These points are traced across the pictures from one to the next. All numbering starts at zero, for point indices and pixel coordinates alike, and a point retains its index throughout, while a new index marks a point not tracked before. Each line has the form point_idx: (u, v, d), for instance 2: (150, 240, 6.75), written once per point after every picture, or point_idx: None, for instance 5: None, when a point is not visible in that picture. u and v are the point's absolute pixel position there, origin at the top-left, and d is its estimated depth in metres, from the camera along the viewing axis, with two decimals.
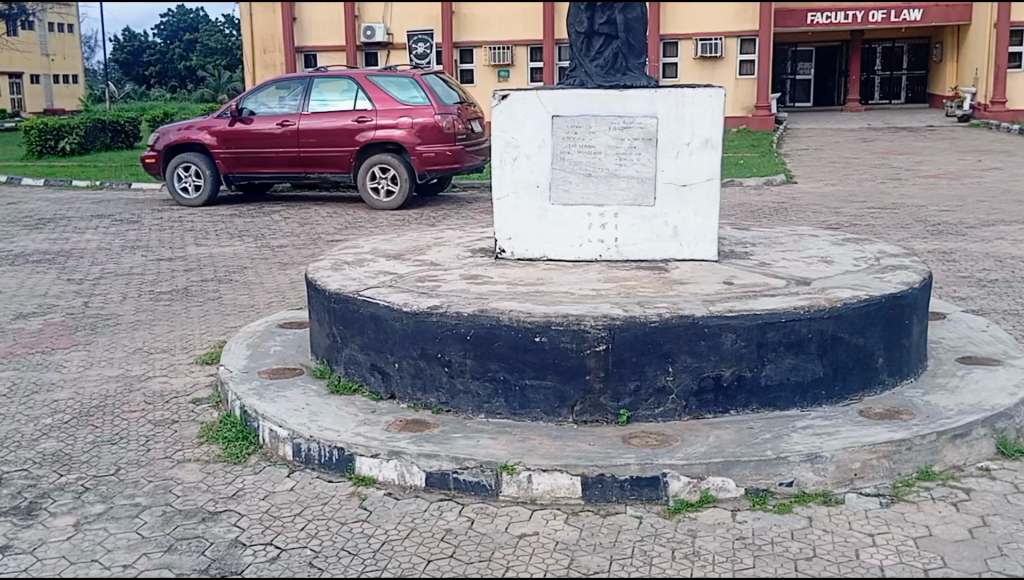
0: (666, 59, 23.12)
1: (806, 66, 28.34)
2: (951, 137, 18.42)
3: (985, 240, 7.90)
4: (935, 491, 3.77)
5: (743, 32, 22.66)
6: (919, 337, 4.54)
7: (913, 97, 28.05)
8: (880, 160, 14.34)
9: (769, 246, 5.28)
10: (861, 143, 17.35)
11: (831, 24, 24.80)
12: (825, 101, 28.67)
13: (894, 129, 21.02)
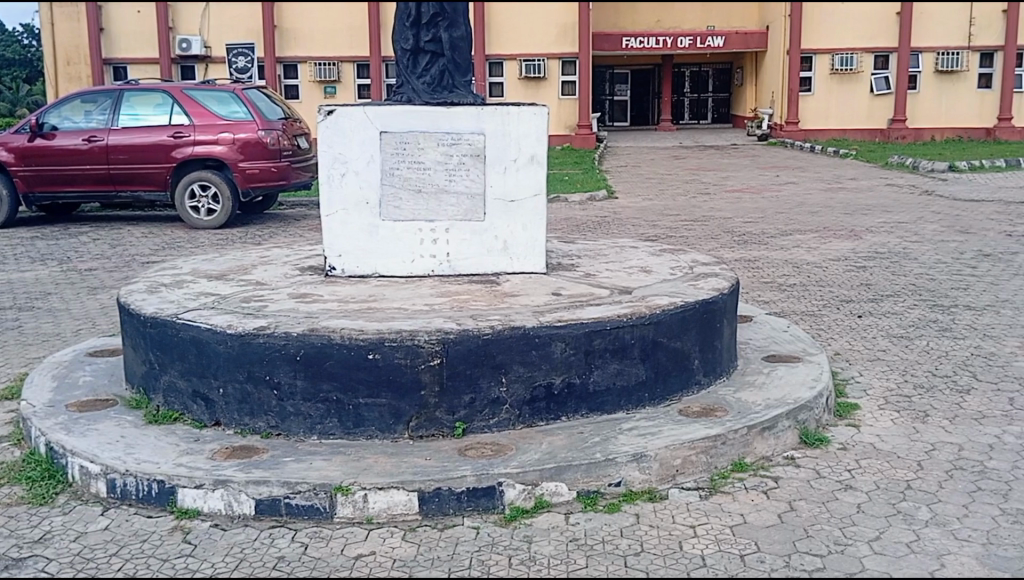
0: (491, 79, 23.56)
1: (623, 88, 29.68)
2: (753, 155, 19.81)
3: (784, 248, 8.55)
4: (748, 481, 4.05)
5: (563, 54, 23.40)
6: (729, 338, 4.85)
7: (718, 118, 30.00)
8: (690, 176, 15.24)
9: (593, 258, 5.49)
10: (674, 160, 18.34)
11: (644, 48, 26.11)
12: (641, 121, 30.11)
13: (703, 148, 22.38)
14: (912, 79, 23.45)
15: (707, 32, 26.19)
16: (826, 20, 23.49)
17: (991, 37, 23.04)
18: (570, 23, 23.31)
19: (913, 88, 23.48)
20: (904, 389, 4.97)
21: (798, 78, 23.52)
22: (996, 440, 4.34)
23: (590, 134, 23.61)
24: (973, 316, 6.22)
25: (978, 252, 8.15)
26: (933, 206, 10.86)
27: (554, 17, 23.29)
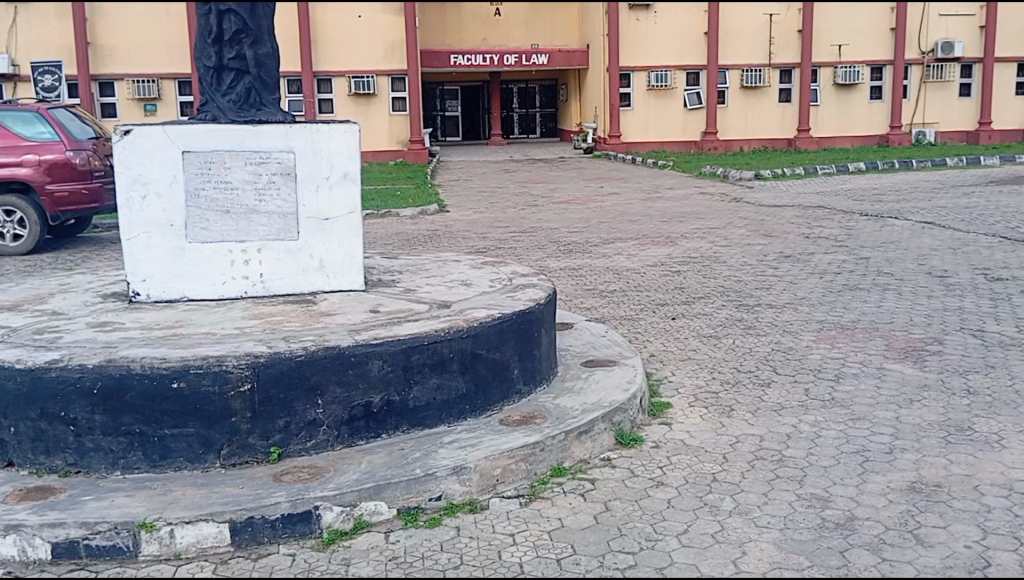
0: (320, 95, 23.31)
1: (454, 103, 30.00)
2: (581, 167, 20.43)
3: (606, 255, 8.86)
4: (566, 485, 4.15)
5: (393, 70, 23.37)
6: (548, 346, 4.97)
7: (547, 131, 30.79)
8: (520, 189, 15.53)
9: (414, 273, 5.50)
10: (505, 174, 18.67)
11: (472, 66, 26.54)
12: (473, 136, 30.58)
13: (533, 161, 22.93)
14: (721, 94, 24.75)
15: (531, 50, 26.92)
16: (641, 38, 24.39)
17: (789, 55, 24.61)
18: (397, 40, 23.33)
19: (722, 102, 24.78)
20: (712, 385, 5.26)
21: (618, 94, 24.37)
22: (791, 429, 4.67)
23: (422, 150, 23.60)
24: (773, 313, 6.67)
25: (779, 254, 8.72)
26: (740, 212, 11.54)
27: (381, 34, 23.25)
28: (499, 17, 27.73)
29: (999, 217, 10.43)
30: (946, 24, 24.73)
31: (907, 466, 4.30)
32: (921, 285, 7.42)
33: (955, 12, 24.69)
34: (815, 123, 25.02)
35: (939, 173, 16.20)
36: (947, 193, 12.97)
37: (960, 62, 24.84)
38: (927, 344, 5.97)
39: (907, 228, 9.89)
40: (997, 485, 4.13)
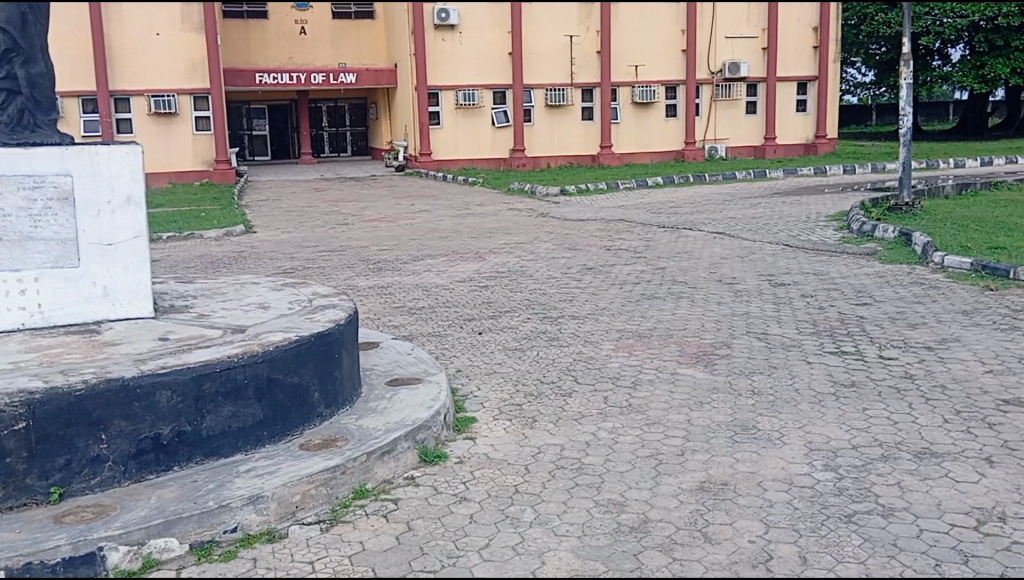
0: (118, 115, 22.21)
1: (262, 122, 29.30)
2: (393, 185, 20.41)
3: (415, 272, 8.88)
4: (369, 507, 4.09)
5: (194, 89, 22.57)
6: (350, 367, 4.91)
7: (357, 150, 30.65)
8: (330, 208, 15.29)
9: (209, 297, 5.31)
10: (315, 193, 18.34)
11: (278, 84, 26.00)
12: (282, 154, 29.98)
13: (346, 179, 22.71)
14: (528, 112, 25.48)
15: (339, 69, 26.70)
16: (450, 59, 24.66)
17: (590, 74, 25.67)
18: (197, 59, 22.54)
19: (529, 120, 25.52)
20: (515, 399, 5.45)
21: (427, 112, 24.54)
22: (592, 437, 4.89)
23: (229, 169, 22.89)
24: (576, 324, 6.99)
25: (583, 266, 9.03)
26: (547, 227, 11.86)
27: (180, 52, 22.38)
28: (305, 36, 27.29)
29: (782, 226, 11.25)
30: (732, 45, 26.40)
31: (697, 466, 4.56)
32: (711, 291, 7.91)
33: (739, 34, 26.39)
34: (616, 139, 26.15)
35: (732, 186, 17.31)
36: (737, 204, 13.86)
37: (746, 82, 26.64)
38: (716, 347, 6.44)
39: (700, 238, 10.49)
40: (779, 479, 4.42)
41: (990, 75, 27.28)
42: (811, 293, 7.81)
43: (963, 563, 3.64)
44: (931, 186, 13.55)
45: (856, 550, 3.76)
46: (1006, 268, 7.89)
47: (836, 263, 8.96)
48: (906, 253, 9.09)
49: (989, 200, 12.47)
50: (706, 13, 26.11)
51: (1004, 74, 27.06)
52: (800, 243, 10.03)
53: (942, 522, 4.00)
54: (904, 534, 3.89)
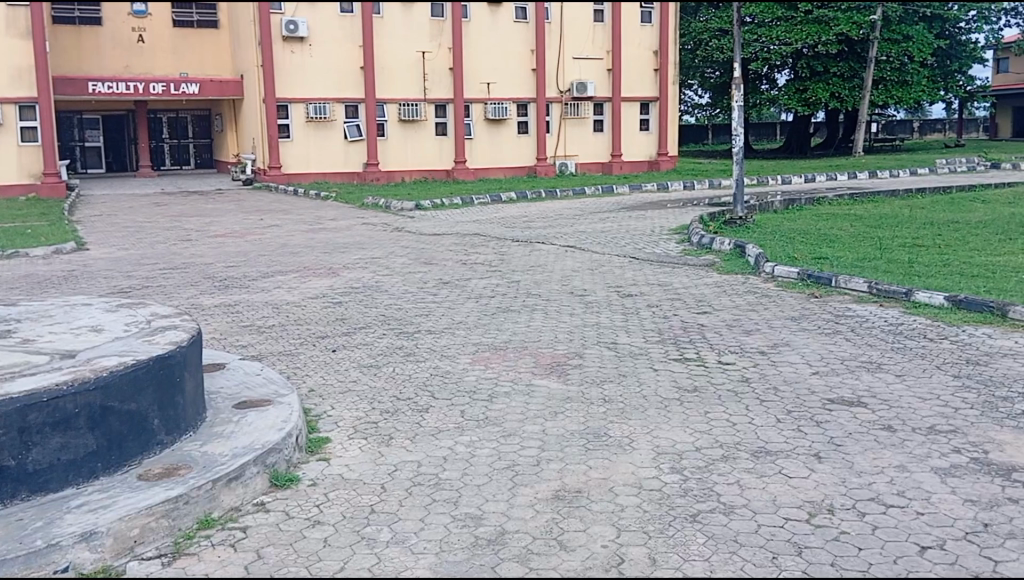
0: None
1: (95, 133, 27.78)
2: (238, 199, 19.76)
3: (264, 289, 8.64)
4: (215, 536, 3.93)
5: (20, 98, 21.13)
6: (193, 391, 4.71)
7: (202, 162, 29.52)
8: (172, 223, 14.64)
9: (35, 321, 4.98)
10: (156, 207, 17.53)
11: (114, 94, 24.70)
12: (119, 168, 28.50)
13: (188, 193, 21.80)
14: (380, 127, 25.35)
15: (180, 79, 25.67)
16: (299, 70, 24.17)
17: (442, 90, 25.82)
18: (23, 66, 21.08)
19: (382, 134, 25.37)
20: (371, 416, 5.40)
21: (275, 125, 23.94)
22: (448, 451, 4.91)
23: (59, 182, 21.45)
24: (432, 339, 6.99)
25: (438, 281, 9.04)
26: (401, 242, 11.79)
27: (5, 58, 20.87)
28: (143, 44, 26.09)
29: (628, 239, 11.67)
30: (579, 65, 27.16)
31: (552, 476, 4.65)
32: (563, 303, 8.09)
33: (585, 54, 27.20)
34: (469, 154, 26.37)
35: (582, 201, 17.81)
36: (586, 219, 14.26)
37: (592, 101, 27.48)
38: (569, 357, 6.61)
39: (552, 252, 10.71)
40: (628, 484, 4.57)
41: (812, 98, 29.31)
42: (656, 302, 8.12)
43: (797, 555, 3.88)
44: (761, 202, 14.40)
45: (700, 548, 3.93)
46: (828, 276, 8.48)
47: (679, 274, 9.37)
48: (740, 264, 9.62)
49: (813, 214, 13.39)
50: (554, 32, 26.78)
51: (824, 97, 29.26)
52: (645, 256, 10.42)
53: (777, 516, 4.24)
54: (743, 530, 4.11)
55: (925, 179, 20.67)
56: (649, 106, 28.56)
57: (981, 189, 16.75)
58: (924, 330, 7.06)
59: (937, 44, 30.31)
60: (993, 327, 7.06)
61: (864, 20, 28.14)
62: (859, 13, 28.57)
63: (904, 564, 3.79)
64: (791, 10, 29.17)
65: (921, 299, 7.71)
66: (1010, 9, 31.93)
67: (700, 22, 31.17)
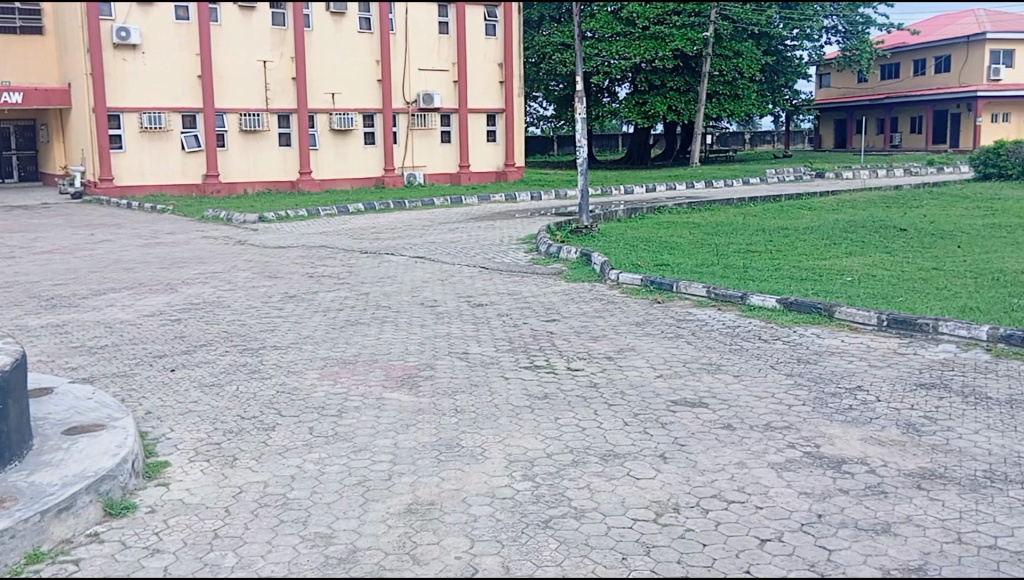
0: None
1: None
2: (67, 213, 18.55)
3: (96, 308, 8.14)
4: (44, 572, 3.65)
5: None
6: (18, 418, 4.36)
7: (26, 175, 27.58)
8: None
9: None
10: None
11: None
12: None
13: (10, 208, 20.29)
14: (222, 138, 24.48)
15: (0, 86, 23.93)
16: (134, 78, 23.02)
17: (286, 100, 25.23)
18: None
19: (224, 145, 24.51)
20: (213, 437, 5.16)
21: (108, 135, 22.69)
22: (296, 470, 4.76)
23: None
24: (277, 354, 6.78)
25: (284, 295, 8.80)
26: (244, 255, 11.40)
27: None
28: None
29: (477, 249, 11.75)
30: (425, 77, 27.17)
31: (405, 489, 4.59)
32: (414, 314, 8.04)
33: (432, 66, 27.26)
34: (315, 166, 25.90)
35: (432, 212, 17.80)
36: (436, 230, 14.24)
37: (439, 112, 27.54)
38: (420, 369, 6.57)
39: (402, 263, 10.64)
40: (482, 494, 4.58)
41: (651, 111, 30.74)
42: (506, 312, 8.20)
43: (646, 554, 3.99)
44: (605, 211, 14.85)
45: (553, 554, 3.97)
46: (669, 282, 8.83)
47: (528, 283, 9.50)
48: (587, 272, 9.86)
49: (654, 222, 13.90)
50: (399, 44, 26.70)
51: (662, 111, 30.69)
52: (495, 265, 10.53)
53: (626, 517, 4.35)
54: (594, 533, 4.18)
55: (755, 189, 21.92)
56: (497, 118, 28.90)
57: (806, 197, 17.83)
58: (759, 331, 7.46)
59: (764, 61, 32.14)
60: (820, 326, 7.55)
61: (697, 37, 29.81)
62: (693, 29, 30.04)
63: (745, 557, 3.97)
64: (630, 25, 30.23)
65: (755, 303, 8.15)
66: (829, 27, 34.18)
67: (543, 36, 31.88)
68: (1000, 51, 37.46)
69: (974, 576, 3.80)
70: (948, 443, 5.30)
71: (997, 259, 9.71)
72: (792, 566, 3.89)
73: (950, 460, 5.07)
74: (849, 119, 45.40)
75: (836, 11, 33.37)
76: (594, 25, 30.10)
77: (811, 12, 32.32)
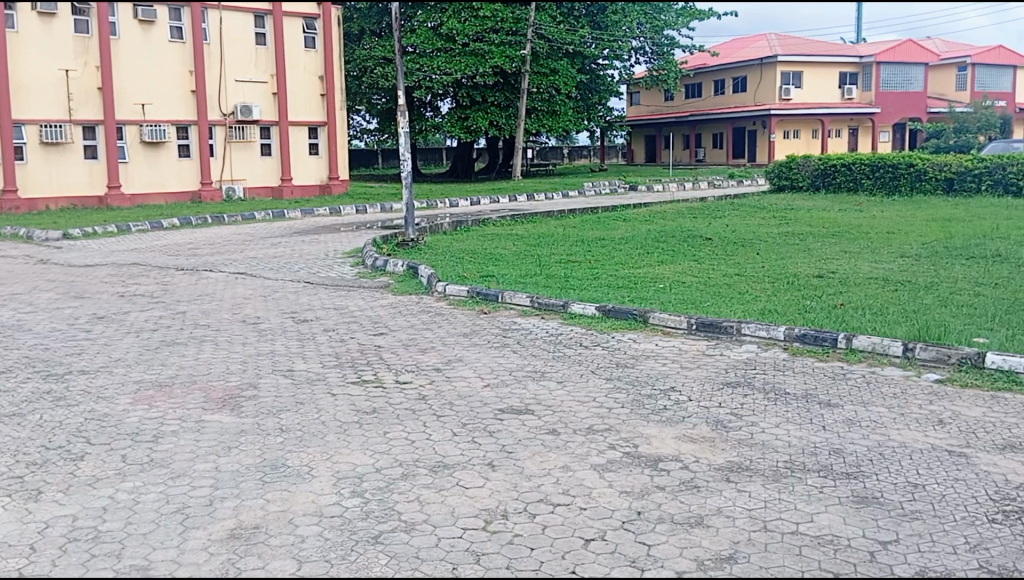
0: None
1: None
2: None
3: None
4: None
5: None
6: None
7: None
8: None
9: None
10: None
11: None
12: None
13: None
14: (19, 150, 22.81)
15: None
16: None
17: (92, 110, 23.76)
18: None
19: (20, 158, 22.85)
20: (15, 471, 4.82)
21: None
22: (108, 500, 4.52)
23: None
24: (86, 380, 6.39)
25: (92, 315, 8.30)
26: (47, 275, 10.66)
27: None
28: None
29: (301, 264, 11.51)
30: (242, 89, 26.32)
31: (227, 514, 4.44)
32: (235, 332, 7.79)
33: (248, 78, 26.43)
34: (125, 180, 24.52)
35: (252, 226, 17.29)
36: (257, 244, 13.84)
37: (259, 124, 26.75)
38: (243, 390, 6.36)
39: (221, 280, 10.29)
40: (309, 513, 4.49)
41: (473, 126, 31.26)
42: (331, 327, 8.09)
43: (475, 562, 4.04)
44: (431, 224, 14.92)
45: (382, 569, 3.96)
46: (494, 292, 8.99)
47: (354, 297, 9.41)
48: (413, 284, 9.89)
49: (479, 235, 14.13)
50: (214, 55, 25.72)
51: (483, 126, 31.27)
52: (320, 279, 10.37)
53: (456, 527, 4.39)
54: (425, 545, 4.20)
55: (574, 201, 22.67)
56: (319, 130, 28.38)
57: (621, 209, 18.62)
58: (580, 338, 7.73)
59: (579, 79, 33.26)
60: (636, 332, 7.92)
61: (515, 55, 30.35)
62: (511, 47, 30.66)
63: (571, 558, 4.10)
64: (450, 41, 30.41)
65: (576, 311, 8.43)
66: (638, 48, 35.50)
67: (364, 50, 31.66)
68: (790, 73, 40.41)
69: (778, 562, 4.09)
70: (753, 437, 5.69)
71: (791, 265, 10.53)
72: (615, 564, 4.05)
73: (754, 453, 5.44)
74: (658, 134, 48.10)
75: (643, 32, 34.70)
76: (416, 41, 30.25)
77: (621, 34, 33.57)
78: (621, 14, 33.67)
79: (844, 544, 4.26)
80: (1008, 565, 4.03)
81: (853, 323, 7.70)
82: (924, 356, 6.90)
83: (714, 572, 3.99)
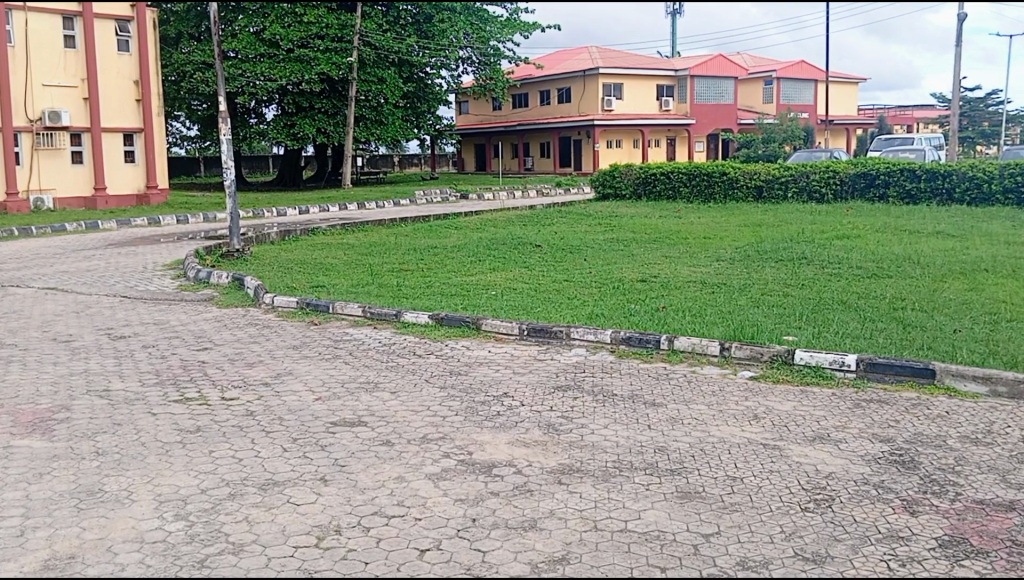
0: None
1: None
2: None
3: None
4: None
5: None
6: None
7: None
8: None
9: None
10: None
11: None
12: None
13: None
14: None
15: None
16: None
17: None
18: None
19: None
20: None
21: None
22: None
23: None
24: None
25: None
26: None
27: None
28: None
29: (117, 278, 10.90)
30: (49, 94, 24.64)
31: (39, 545, 4.18)
32: (45, 352, 7.29)
33: (57, 82, 24.79)
34: None
35: (63, 239, 16.27)
36: (69, 257, 13.04)
37: (69, 131, 25.16)
38: (54, 412, 5.95)
39: (29, 296, 9.63)
40: (129, 540, 4.25)
41: (300, 134, 30.78)
42: (151, 342, 7.71)
43: None
44: (258, 234, 14.53)
45: None
46: (324, 303, 8.82)
47: (176, 311, 9.01)
48: (241, 296, 9.56)
49: (308, 245, 13.88)
50: (19, 58, 23.95)
51: (310, 133, 30.79)
52: (139, 293, 9.87)
53: (286, 546, 4.26)
54: (253, 566, 4.04)
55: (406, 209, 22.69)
56: (134, 138, 27.03)
57: (452, 218, 18.68)
58: (412, 347, 7.70)
59: (407, 87, 33.03)
60: (468, 339, 7.98)
61: (341, 62, 30.21)
62: (336, 54, 30.34)
63: (406, 570, 4.05)
64: (273, 46, 29.89)
65: (409, 319, 8.40)
66: (464, 57, 34.98)
67: (182, 54, 30.29)
68: (611, 85, 41.99)
69: (608, 561, 4.19)
70: (584, 439, 5.83)
71: (615, 270, 10.92)
72: (450, 572, 4.04)
73: (584, 454, 5.57)
74: (488, 143, 48.96)
75: (470, 42, 34.17)
76: (237, 45, 29.46)
77: (447, 43, 33.14)
78: (447, 23, 33.19)
79: (669, 539, 4.43)
80: (822, 552, 4.28)
81: (675, 325, 8.05)
82: (739, 354, 7.28)
83: (546, 573, 4.05)
